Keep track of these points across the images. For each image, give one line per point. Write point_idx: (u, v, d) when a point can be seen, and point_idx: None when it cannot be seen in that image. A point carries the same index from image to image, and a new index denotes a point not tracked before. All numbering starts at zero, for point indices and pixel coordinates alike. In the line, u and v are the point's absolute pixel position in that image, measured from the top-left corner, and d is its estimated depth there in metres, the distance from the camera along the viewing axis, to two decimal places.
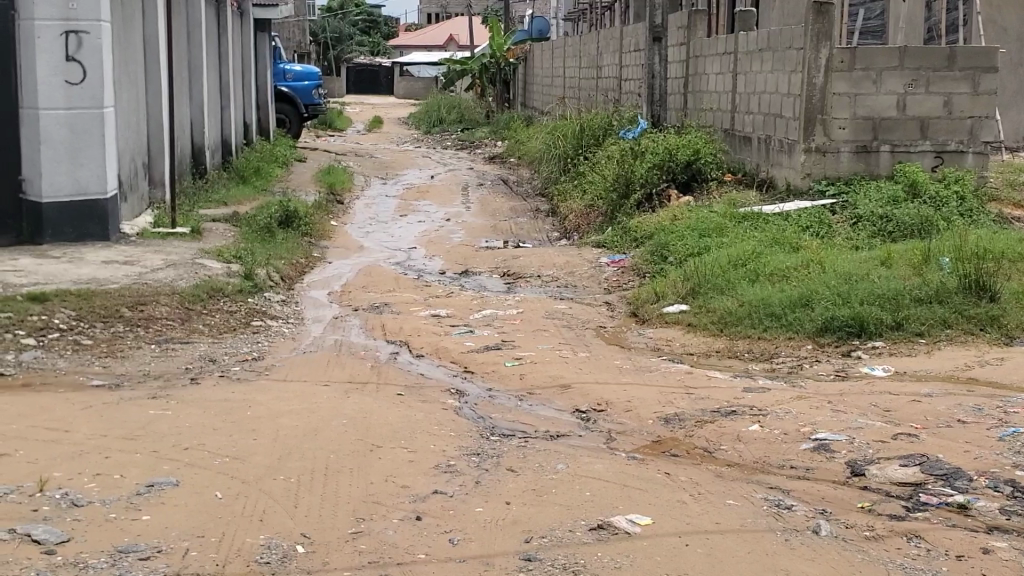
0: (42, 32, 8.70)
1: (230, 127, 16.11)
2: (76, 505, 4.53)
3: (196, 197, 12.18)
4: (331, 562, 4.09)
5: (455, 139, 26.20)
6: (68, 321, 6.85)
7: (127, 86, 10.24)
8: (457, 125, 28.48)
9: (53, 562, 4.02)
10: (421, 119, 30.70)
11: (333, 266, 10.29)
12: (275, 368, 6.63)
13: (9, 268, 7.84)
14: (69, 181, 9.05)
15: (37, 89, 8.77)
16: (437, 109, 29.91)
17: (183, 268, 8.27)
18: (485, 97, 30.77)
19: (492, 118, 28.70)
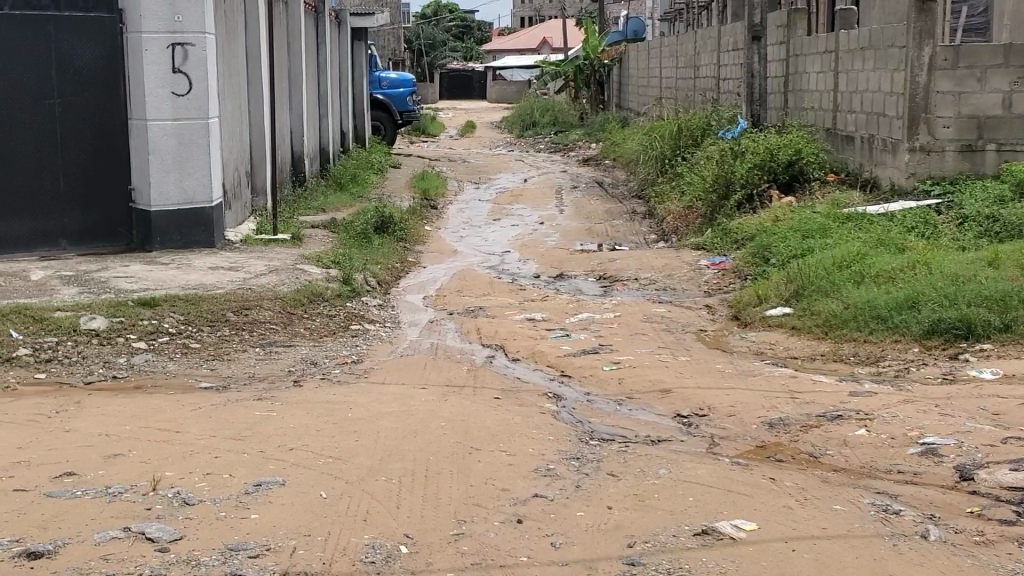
0: (149, 44, 8.95)
1: (329, 135, 16.39)
2: (187, 503, 4.66)
3: (296, 203, 12.41)
4: (435, 562, 4.15)
5: (550, 141, 26.27)
6: (176, 325, 7.03)
7: (231, 96, 10.47)
8: (551, 127, 28.55)
9: (166, 560, 4.15)
10: (515, 122, 30.83)
11: (431, 270, 10.40)
12: (375, 371, 6.72)
13: (121, 275, 8.08)
14: (177, 190, 9.29)
15: (145, 100, 9.01)
16: (531, 113, 30.01)
17: (285, 273, 8.44)
18: (579, 100, 30.79)
19: (586, 121, 28.70)
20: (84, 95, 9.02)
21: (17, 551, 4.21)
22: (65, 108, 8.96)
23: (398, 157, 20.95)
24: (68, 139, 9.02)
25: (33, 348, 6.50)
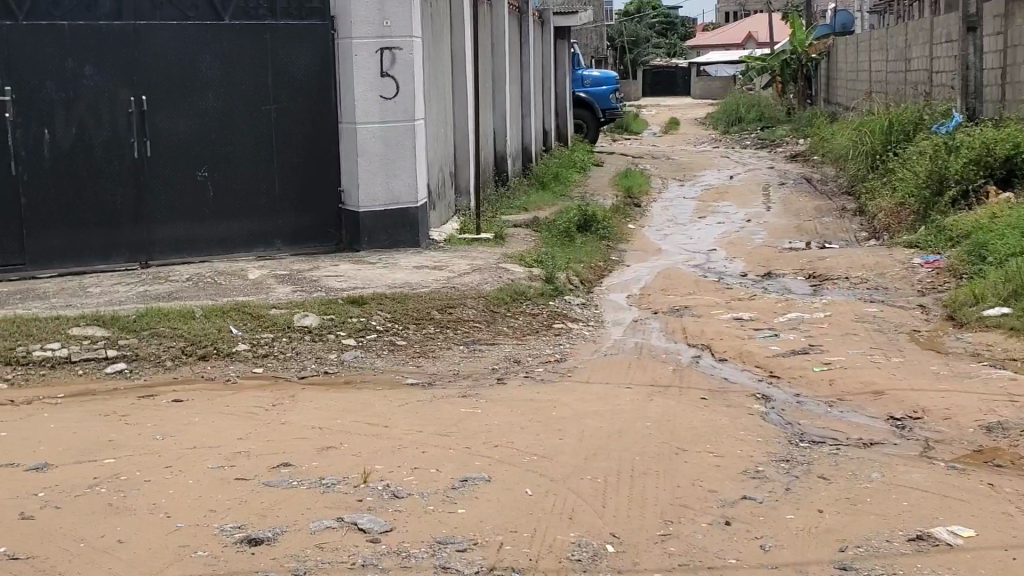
0: (359, 50, 9.25)
1: (531, 134, 16.56)
2: (397, 496, 4.76)
3: (500, 203, 12.58)
4: (642, 562, 4.12)
5: (754, 138, 25.80)
6: (384, 322, 7.22)
7: (437, 98, 10.69)
8: (757, 124, 28.04)
9: (378, 550, 4.26)
10: (719, 120, 30.43)
11: (633, 269, 10.34)
12: (578, 370, 6.73)
13: (332, 274, 8.35)
14: (384, 191, 9.54)
15: (355, 104, 9.31)
16: (735, 110, 29.57)
17: (488, 272, 8.55)
18: (785, 96, 30.14)
19: (793, 117, 28.06)
20: (299, 100, 9.38)
21: (239, 537, 4.40)
22: (281, 113, 9.34)
23: (601, 156, 20.99)
24: (283, 143, 9.39)
25: (251, 344, 6.79)
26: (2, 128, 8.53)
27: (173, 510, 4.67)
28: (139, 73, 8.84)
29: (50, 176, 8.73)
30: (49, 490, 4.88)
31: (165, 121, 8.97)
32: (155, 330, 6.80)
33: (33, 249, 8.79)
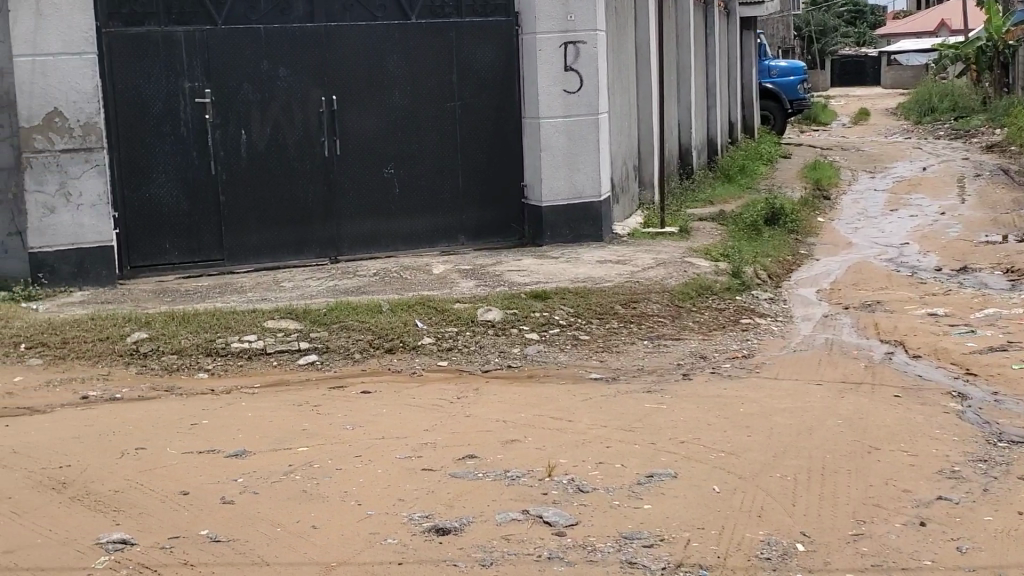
0: (544, 44, 9.45)
1: (716, 126, 16.38)
2: (582, 490, 4.76)
3: (685, 196, 12.47)
4: (833, 562, 4.03)
5: (949, 128, 24.82)
6: (567, 317, 7.23)
7: (621, 92, 10.69)
8: (952, 114, 26.95)
9: (564, 543, 4.27)
10: (912, 109, 29.39)
11: (822, 263, 10.07)
12: (766, 366, 6.60)
13: (516, 268, 8.42)
14: (567, 185, 9.68)
15: (539, 98, 9.50)
16: (929, 99, 28.49)
17: (673, 266, 8.48)
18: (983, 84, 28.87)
19: (992, 105, 26.85)
20: (482, 97, 9.61)
21: (427, 526, 4.48)
22: (465, 109, 9.57)
23: (789, 147, 20.57)
24: (467, 139, 9.62)
25: (436, 338, 6.90)
26: (202, 129, 8.86)
27: (363, 498, 4.78)
28: (330, 74, 9.13)
29: (247, 175, 9.07)
30: (247, 476, 5.07)
31: (354, 120, 9.24)
32: (344, 323, 6.99)
33: (231, 245, 9.14)
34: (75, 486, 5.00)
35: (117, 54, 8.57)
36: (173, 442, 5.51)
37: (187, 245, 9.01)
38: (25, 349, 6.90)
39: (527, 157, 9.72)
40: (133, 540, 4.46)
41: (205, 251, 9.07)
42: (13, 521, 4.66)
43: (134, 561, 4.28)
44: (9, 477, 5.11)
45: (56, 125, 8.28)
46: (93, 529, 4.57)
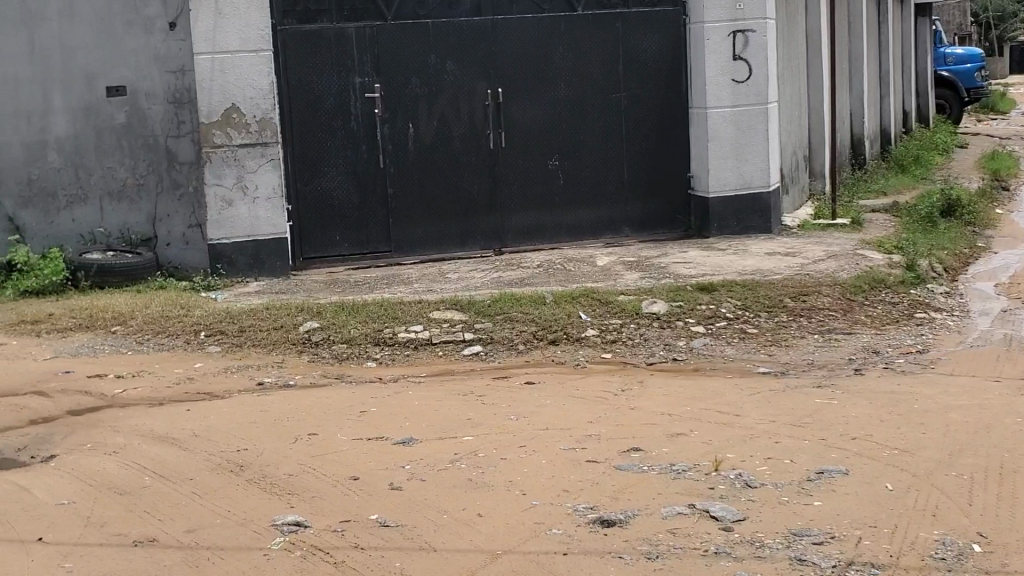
0: (711, 34, 9.40)
1: (889, 116, 15.92)
2: (749, 486, 4.68)
3: (856, 187, 12.17)
4: (1013, 565, 3.88)
5: None
6: (735, 310, 7.12)
7: (791, 81, 10.50)
8: None
9: (731, 539, 4.21)
10: None
11: (1001, 256, 9.68)
12: (942, 362, 6.37)
13: (681, 260, 8.35)
14: (735, 175, 9.59)
15: (706, 88, 9.46)
16: None
17: (844, 259, 8.27)
18: None
19: None
20: (648, 87, 9.61)
21: (592, 517, 4.48)
22: (630, 100, 9.59)
23: (965, 137, 19.82)
24: (633, 132, 9.64)
25: (600, 330, 6.90)
26: (372, 123, 9.06)
27: (529, 488, 4.81)
28: (496, 66, 9.24)
29: (414, 167, 9.23)
30: (415, 463, 5.15)
31: (519, 112, 9.34)
32: (508, 315, 7.05)
33: (398, 237, 9.32)
34: (251, 469, 5.18)
35: (291, 51, 8.84)
36: (344, 429, 5.65)
37: (356, 237, 9.22)
38: (205, 338, 7.23)
39: (694, 148, 9.69)
40: (306, 523, 4.59)
41: (374, 243, 9.26)
42: (195, 501, 4.85)
43: (307, 543, 4.40)
44: (191, 459, 5.32)
45: (233, 120, 8.64)
46: (268, 510, 4.73)
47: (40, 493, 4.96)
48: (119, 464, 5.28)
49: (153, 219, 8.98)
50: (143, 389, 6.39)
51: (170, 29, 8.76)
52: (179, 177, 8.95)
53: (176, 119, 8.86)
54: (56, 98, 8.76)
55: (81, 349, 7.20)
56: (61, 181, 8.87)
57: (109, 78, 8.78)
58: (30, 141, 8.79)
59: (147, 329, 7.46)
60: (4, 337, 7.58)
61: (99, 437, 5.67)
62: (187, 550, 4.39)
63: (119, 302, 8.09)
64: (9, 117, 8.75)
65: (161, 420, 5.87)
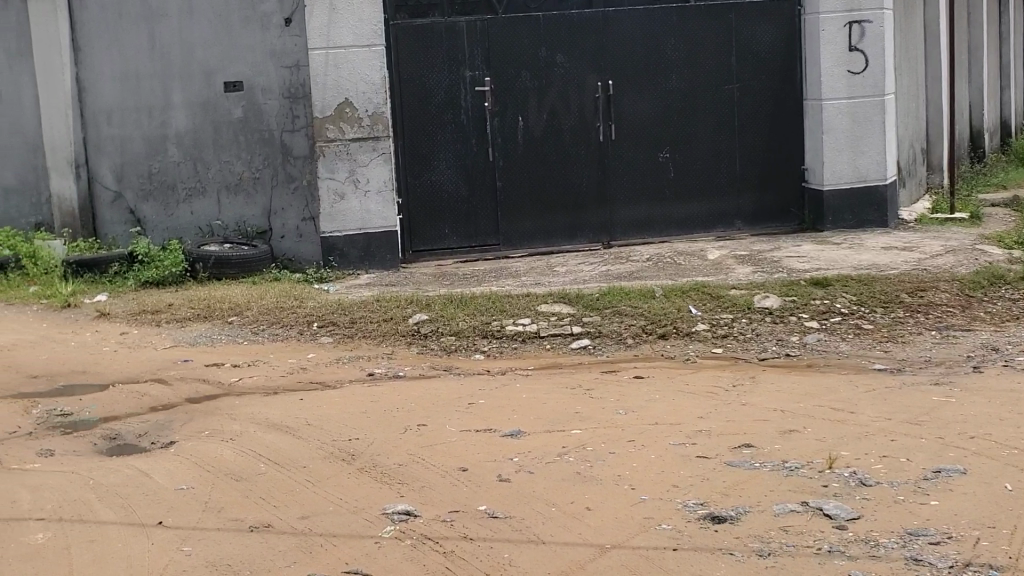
0: (827, 24, 9.26)
1: (1010, 108, 15.47)
2: (864, 484, 4.60)
3: (975, 181, 11.85)
4: None
5: None
6: (849, 305, 7.00)
7: (908, 72, 10.28)
8: None
9: (844, 537, 4.15)
10: None
11: None
12: None
13: (794, 254, 8.24)
14: (850, 168, 9.43)
15: (821, 80, 9.32)
16: None
17: (963, 254, 8.06)
18: None
19: None
20: (760, 79, 9.51)
21: (702, 513, 4.44)
22: (742, 91, 9.50)
23: None
24: (746, 123, 9.54)
25: (710, 325, 6.83)
26: (481, 116, 9.15)
27: (638, 482, 4.79)
28: (606, 59, 9.24)
29: (523, 160, 9.29)
30: (523, 456, 5.17)
31: (629, 105, 9.32)
32: (617, 309, 7.05)
33: (507, 231, 9.38)
34: (362, 458, 5.26)
35: (403, 45, 9.00)
36: (453, 420, 5.70)
37: (465, 230, 9.31)
38: (318, 328, 7.36)
39: (808, 140, 9.56)
40: (416, 512, 4.64)
41: (482, 236, 9.35)
42: (308, 489, 4.94)
43: (417, 532, 4.45)
44: (304, 447, 5.42)
45: (347, 115, 8.86)
46: (379, 499, 4.79)
47: (160, 478, 5.11)
48: (236, 451, 5.41)
49: (269, 212, 9.40)
50: (258, 378, 6.54)
51: (285, 25, 9.15)
52: (293, 170, 9.35)
53: (291, 114, 9.26)
54: (177, 94, 9.29)
55: (198, 339, 7.39)
56: (182, 175, 9.39)
57: (227, 74, 9.25)
58: (152, 134, 9.35)
59: (262, 319, 7.62)
60: (126, 326, 7.82)
61: (216, 424, 5.81)
62: (300, 536, 4.48)
63: (236, 293, 8.31)
64: (134, 112, 9.34)
65: (276, 409, 6.00)
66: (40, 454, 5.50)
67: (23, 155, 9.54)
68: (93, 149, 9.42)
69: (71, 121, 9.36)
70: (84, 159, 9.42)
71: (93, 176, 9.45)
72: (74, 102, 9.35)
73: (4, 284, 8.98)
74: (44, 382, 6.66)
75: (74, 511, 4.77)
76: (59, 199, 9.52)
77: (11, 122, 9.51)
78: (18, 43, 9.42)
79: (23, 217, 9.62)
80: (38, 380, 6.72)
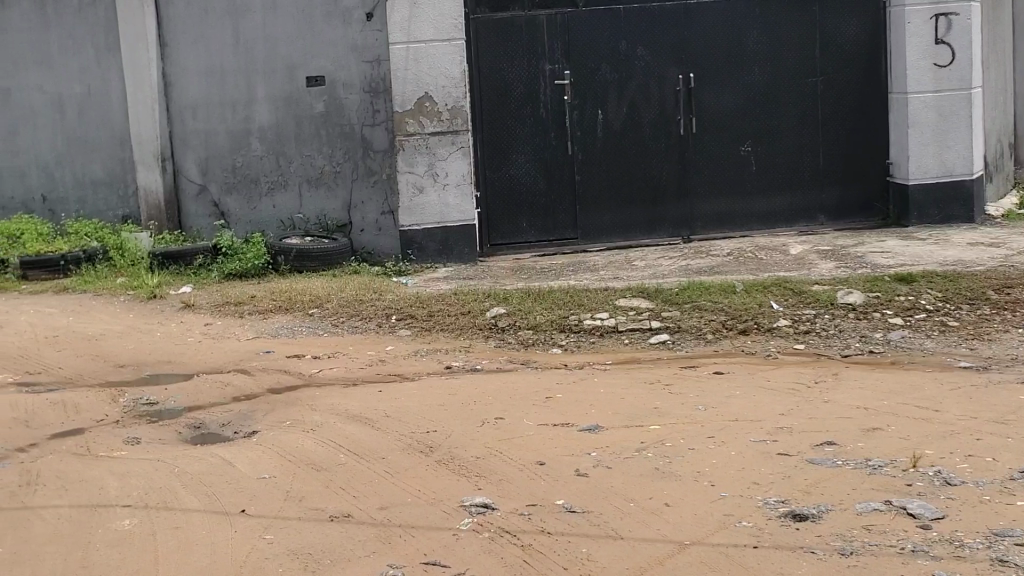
0: (913, 17, 9.11)
1: None
2: (949, 483, 4.52)
3: None
4: None
5: None
6: (934, 302, 6.87)
7: (997, 65, 10.07)
8: None
9: (928, 537, 4.08)
10: None
11: None
12: None
13: (877, 250, 8.14)
14: (935, 163, 9.27)
15: (907, 73, 9.18)
16: None
17: None
18: None
19: None
20: (844, 72, 9.44)
21: (783, 511, 4.40)
22: (827, 84, 9.44)
23: None
24: (829, 116, 9.48)
25: (792, 320, 6.77)
26: (561, 109, 9.26)
27: (718, 479, 4.76)
28: (688, 50, 9.29)
29: (602, 154, 9.36)
30: (602, 450, 5.17)
31: (710, 97, 9.36)
32: (696, 303, 7.02)
33: (585, 224, 9.46)
34: (441, 450, 5.29)
35: (483, 39, 9.15)
36: (531, 413, 5.71)
37: (543, 224, 9.41)
38: (397, 321, 7.42)
39: (893, 134, 9.43)
40: (494, 505, 4.65)
41: (561, 229, 9.44)
42: (387, 480, 4.99)
43: (495, 525, 4.47)
44: (383, 439, 5.47)
45: (426, 109, 9.01)
46: (458, 491, 4.82)
47: (243, 467, 5.19)
48: (317, 441, 5.47)
49: (349, 205, 9.69)
50: (339, 369, 6.61)
51: (366, 20, 9.45)
52: (373, 164, 9.62)
53: (371, 108, 9.54)
54: (261, 89, 9.64)
55: (280, 330, 7.50)
56: (264, 168, 9.73)
57: (308, 69, 9.56)
58: (235, 128, 9.71)
59: (342, 312, 7.70)
60: (210, 317, 7.95)
61: (297, 414, 5.89)
62: (380, 527, 4.52)
63: (316, 285, 8.41)
64: (219, 106, 9.72)
65: (356, 400, 6.06)
66: (127, 441, 5.62)
67: (111, 149, 10.24)
68: (180, 142, 9.83)
69: (158, 116, 9.80)
70: (171, 153, 9.85)
71: (179, 169, 9.88)
72: (161, 97, 9.79)
73: (94, 275, 9.26)
74: (130, 371, 6.81)
75: (159, 498, 4.86)
76: (146, 192, 10.04)
77: (103, 118, 10.24)
78: (106, 39, 10.12)
79: (111, 210, 10.31)
80: (125, 369, 6.87)
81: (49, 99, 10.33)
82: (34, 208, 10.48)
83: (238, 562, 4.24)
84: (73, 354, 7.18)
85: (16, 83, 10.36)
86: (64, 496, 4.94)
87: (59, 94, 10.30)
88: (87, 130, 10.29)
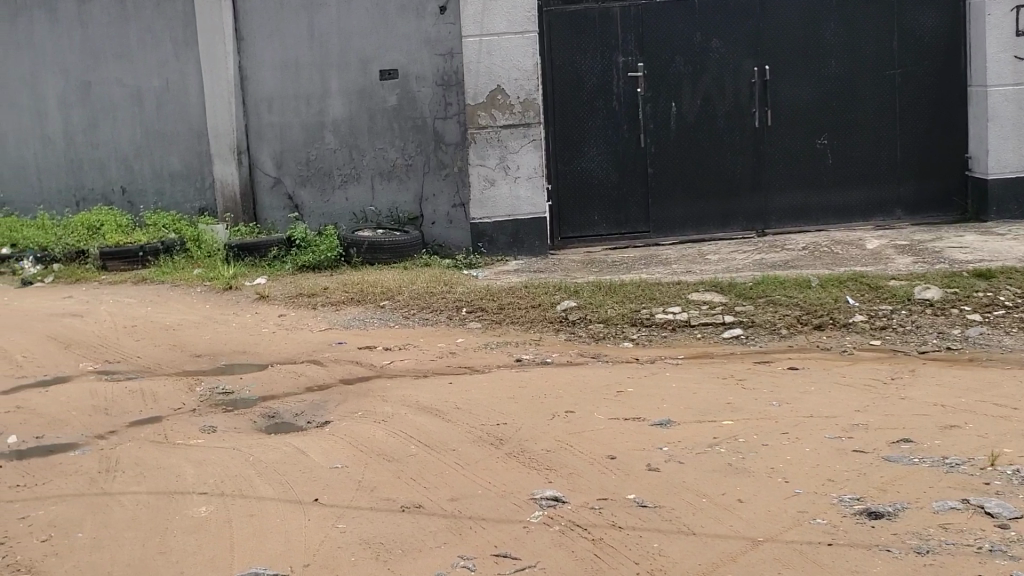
0: (993, 9, 9.01)
1: None
2: None
3: None
4: None
5: None
6: (1014, 298, 6.71)
7: None
8: None
9: (1007, 538, 4.01)
10: None
11: None
12: None
13: (954, 245, 8.00)
14: (1015, 157, 9.17)
15: (986, 66, 9.09)
16: None
17: None
18: None
19: None
20: (923, 65, 9.43)
21: (858, 509, 4.35)
22: (906, 77, 9.44)
23: None
24: (906, 109, 9.48)
25: (868, 316, 6.68)
26: (634, 102, 9.34)
27: (791, 475, 4.72)
28: (764, 43, 9.31)
29: (675, 147, 9.44)
30: (673, 445, 5.14)
31: (786, 90, 9.39)
32: (771, 298, 6.98)
33: (657, 218, 9.54)
34: (511, 443, 5.30)
35: (556, 32, 9.23)
36: (602, 407, 5.70)
37: (615, 218, 9.50)
38: (467, 313, 7.45)
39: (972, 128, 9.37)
40: (564, 498, 4.66)
41: (633, 223, 9.53)
42: (458, 472, 5.01)
43: (566, 518, 4.47)
44: (455, 431, 5.49)
45: (499, 102, 9.07)
46: (528, 484, 4.82)
47: (316, 456, 5.24)
48: (389, 432, 5.51)
49: (421, 198, 9.82)
50: (410, 361, 6.65)
51: (440, 14, 9.57)
52: (444, 157, 9.75)
53: (444, 101, 9.66)
54: (335, 82, 9.79)
55: (352, 322, 7.56)
56: (337, 161, 9.89)
57: (382, 62, 9.68)
58: (310, 122, 9.88)
59: (413, 304, 7.75)
60: (284, 309, 8.04)
61: (369, 405, 5.94)
62: (451, 518, 4.54)
63: (387, 278, 8.49)
64: (294, 100, 9.87)
65: (427, 392, 6.09)
66: (203, 430, 5.70)
67: (190, 142, 10.45)
68: (255, 135, 9.99)
69: (234, 109, 9.94)
70: (247, 146, 10.00)
71: (255, 163, 10.03)
72: (237, 90, 9.93)
73: (172, 266, 9.39)
74: (206, 361, 6.91)
75: (235, 485, 4.93)
76: (222, 184, 10.18)
77: (182, 112, 10.45)
78: (185, 33, 10.31)
79: (188, 202, 10.56)
80: (201, 358, 6.98)
81: (129, 92, 10.58)
82: (114, 199, 10.81)
83: (312, 550, 4.29)
84: (151, 344, 7.31)
85: (96, 76, 10.65)
86: (142, 483, 5.03)
87: (138, 88, 10.55)
88: (165, 123, 10.51)
